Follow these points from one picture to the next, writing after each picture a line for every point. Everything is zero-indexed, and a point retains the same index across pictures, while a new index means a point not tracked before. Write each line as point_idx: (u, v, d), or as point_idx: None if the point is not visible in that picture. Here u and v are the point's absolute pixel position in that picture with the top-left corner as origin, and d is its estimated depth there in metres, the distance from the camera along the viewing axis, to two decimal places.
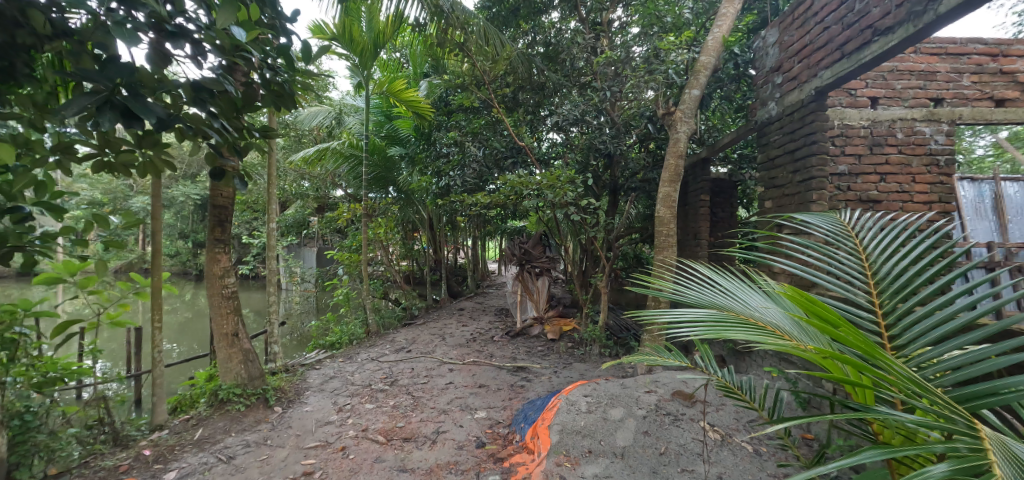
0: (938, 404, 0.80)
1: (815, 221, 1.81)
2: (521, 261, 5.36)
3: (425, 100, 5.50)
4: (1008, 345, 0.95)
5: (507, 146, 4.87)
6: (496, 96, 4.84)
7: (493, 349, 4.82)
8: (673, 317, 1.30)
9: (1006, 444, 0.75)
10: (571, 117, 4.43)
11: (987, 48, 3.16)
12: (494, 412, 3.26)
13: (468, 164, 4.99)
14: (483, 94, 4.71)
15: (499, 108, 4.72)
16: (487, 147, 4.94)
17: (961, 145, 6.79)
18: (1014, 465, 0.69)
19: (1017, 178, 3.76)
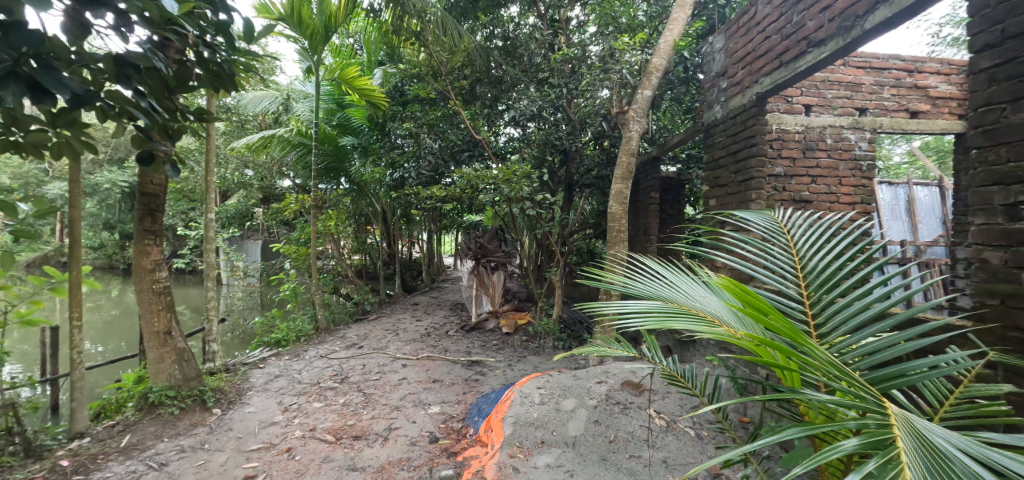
0: (854, 386, 0.88)
1: (753, 218, 1.92)
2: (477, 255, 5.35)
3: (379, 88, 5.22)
4: (915, 332, 1.08)
5: (464, 139, 4.77)
6: (453, 88, 4.72)
7: (447, 344, 4.78)
8: (622, 309, 1.32)
9: (909, 420, 0.84)
10: (528, 111, 4.48)
11: (903, 65, 3.49)
12: (448, 407, 3.24)
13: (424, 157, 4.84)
14: (439, 85, 4.60)
15: (456, 100, 4.64)
16: (443, 140, 4.83)
17: (881, 152, 7.50)
18: (914, 437, 0.78)
19: (927, 183, 4.19)
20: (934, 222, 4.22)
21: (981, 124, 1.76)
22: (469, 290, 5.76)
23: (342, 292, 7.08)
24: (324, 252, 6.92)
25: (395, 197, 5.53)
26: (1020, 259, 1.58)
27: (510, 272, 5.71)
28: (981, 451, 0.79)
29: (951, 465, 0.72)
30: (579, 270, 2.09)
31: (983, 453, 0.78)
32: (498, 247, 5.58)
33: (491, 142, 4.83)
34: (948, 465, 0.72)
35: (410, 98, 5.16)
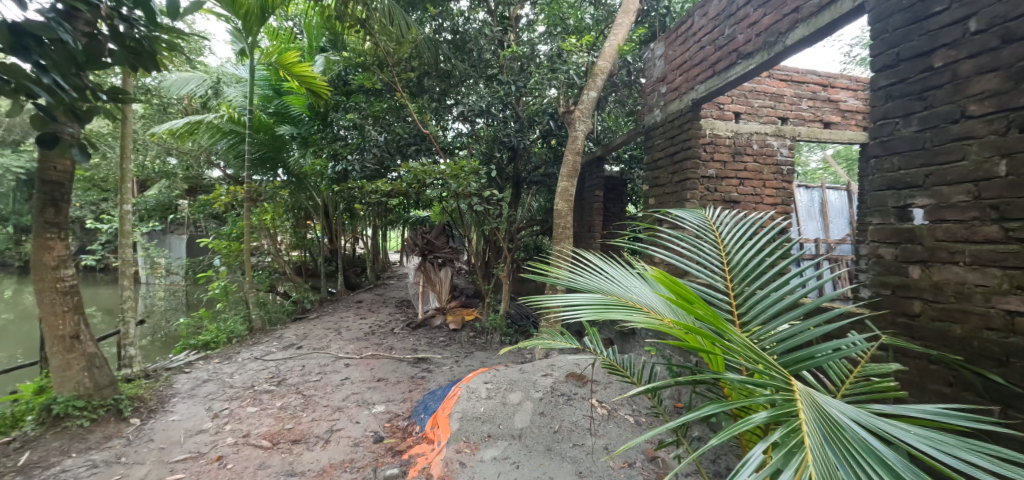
0: (767, 367, 0.98)
1: (687, 216, 2.02)
2: (422, 251, 5.31)
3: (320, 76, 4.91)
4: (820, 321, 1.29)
5: (410, 133, 4.66)
6: (400, 80, 4.60)
7: (393, 342, 4.67)
8: (565, 302, 1.34)
9: (811, 395, 0.95)
10: (476, 107, 4.45)
11: (819, 80, 3.85)
12: (393, 405, 3.18)
13: (368, 149, 4.62)
14: (386, 77, 4.46)
15: (402, 93, 4.52)
16: (389, 133, 4.68)
17: (800, 158, 8.24)
18: (812, 409, 0.88)
19: (837, 187, 4.67)
20: (842, 222, 4.71)
21: (878, 136, 1.98)
22: (416, 287, 5.65)
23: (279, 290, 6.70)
24: (258, 248, 6.62)
25: (337, 190, 5.30)
26: (907, 254, 1.82)
27: (457, 268, 5.67)
28: (870, 420, 0.91)
29: (843, 433, 0.84)
30: (524, 266, 2.12)
31: (870, 422, 0.90)
32: (446, 243, 5.57)
33: (439, 137, 4.76)
34: (840, 432, 0.83)
35: (353, 88, 4.95)
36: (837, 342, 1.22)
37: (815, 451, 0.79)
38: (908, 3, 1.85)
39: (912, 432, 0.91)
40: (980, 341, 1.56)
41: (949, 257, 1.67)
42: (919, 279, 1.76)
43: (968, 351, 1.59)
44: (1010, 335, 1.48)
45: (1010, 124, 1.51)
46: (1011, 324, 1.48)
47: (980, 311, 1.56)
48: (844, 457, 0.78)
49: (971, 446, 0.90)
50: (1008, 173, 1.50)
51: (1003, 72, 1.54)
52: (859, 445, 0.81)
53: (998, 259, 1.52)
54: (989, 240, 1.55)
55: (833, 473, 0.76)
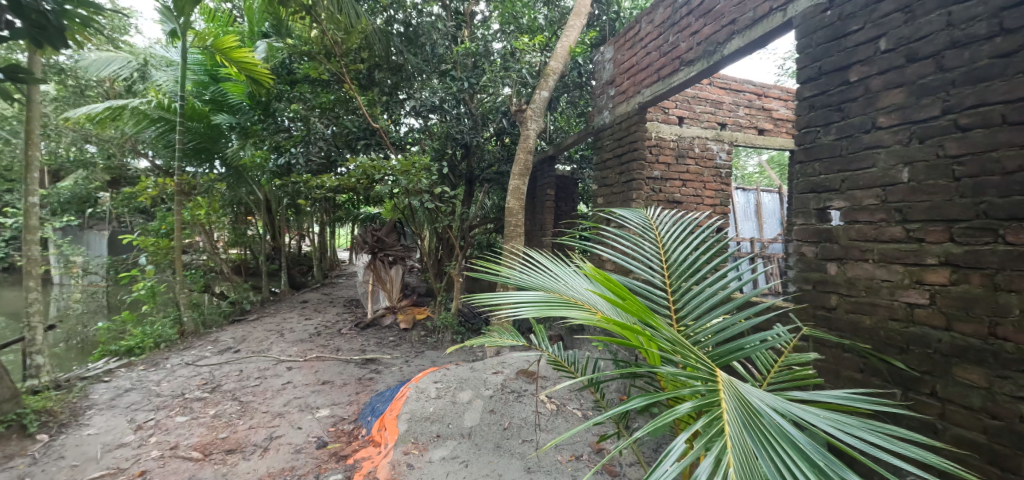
0: (693, 358, 1.02)
1: (629, 215, 2.07)
2: (372, 249, 5.08)
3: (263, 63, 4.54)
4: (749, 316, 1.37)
5: (360, 127, 4.52)
6: (349, 71, 4.43)
7: (340, 343, 4.51)
8: (507, 300, 1.34)
9: (734, 384, 1.00)
10: (429, 103, 4.41)
11: (754, 89, 4.10)
12: (338, 409, 3.06)
13: (314, 141, 4.41)
14: (333, 67, 4.27)
15: (351, 85, 4.36)
16: (337, 126, 4.51)
17: (739, 162, 8.77)
18: (733, 397, 0.93)
19: (770, 190, 5.01)
20: (774, 222, 5.06)
21: (802, 143, 2.13)
22: (365, 286, 5.47)
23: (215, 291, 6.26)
24: (191, 245, 6.13)
25: (279, 185, 5.02)
26: (826, 252, 1.97)
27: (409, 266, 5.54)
28: (784, 406, 0.98)
29: (759, 419, 0.89)
30: (474, 264, 2.10)
31: (785, 408, 0.97)
32: (397, 241, 5.37)
33: (389, 132, 4.64)
34: (757, 418, 0.88)
35: (297, 76, 4.72)
36: (762, 334, 1.31)
37: (733, 439, 0.82)
38: (828, 22, 2.01)
39: (821, 415, 0.98)
40: (885, 330, 1.73)
41: (860, 255, 1.83)
42: (836, 274, 1.92)
43: (876, 339, 1.75)
44: (911, 324, 1.65)
45: (912, 135, 1.68)
46: (911, 315, 1.65)
47: (885, 303, 1.74)
48: (760, 442, 0.83)
49: (870, 427, 0.98)
50: (910, 179, 1.68)
51: (907, 88, 1.71)
52: (773, 430, 0.87)
53: (902, 257, 1.69)
54: (894, 240, 1.72)
55: (750, 459, 0.80)
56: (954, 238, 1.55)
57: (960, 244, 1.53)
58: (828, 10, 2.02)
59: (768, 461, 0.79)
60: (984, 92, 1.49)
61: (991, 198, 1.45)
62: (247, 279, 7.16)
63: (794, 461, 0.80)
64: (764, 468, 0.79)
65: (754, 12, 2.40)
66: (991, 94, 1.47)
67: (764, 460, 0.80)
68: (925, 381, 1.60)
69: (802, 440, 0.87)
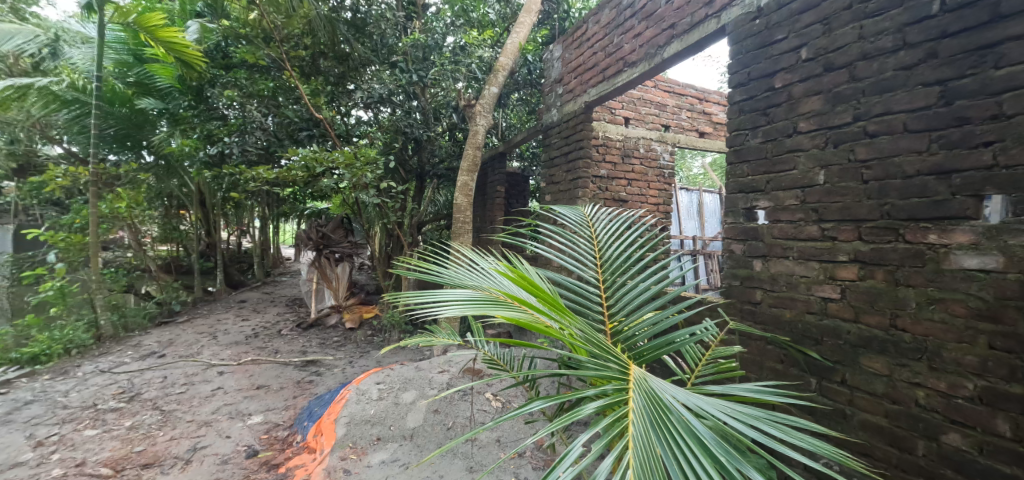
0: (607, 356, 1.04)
1: (567, 213, 2.08)
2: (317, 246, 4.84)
3: (194, 45, 4.25)
4: (679, 312, 1.40)
5: (303, 117, 4.33)
6: (290, 58, 4.23)
7: (279, 344, 4.30)
8: (428, 297, 1.30)
9: (644, 381, 1.01)
10: (376, 94, 4.30)
11: (696, 94, 4.27)
12: (272, 415, 2.91)
13: (251, 132, 4.19)
14: (272, 52, 4.05)
15: (292, 73, 4.15)
16: (278, 116, 4.32)
17: (684, 163, 9.17)
18: (641, 395, 0.94)
19: (711, 191, 5.24)
20: (715, 222, 5.30)
21: (732, 145, 2.22)
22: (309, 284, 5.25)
23: (140, 290, 5.80)
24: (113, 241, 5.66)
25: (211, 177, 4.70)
26: (752, 250, 2.07)
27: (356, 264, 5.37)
28: (693, 400, 1.00)
29: (667, 415, 0.89)
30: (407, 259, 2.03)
31: (694, 403, 0.99)
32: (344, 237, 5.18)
33: (334, 123, 4.46)
34: (665, 414, 0.89)
35: (231, 61, 4.46)
36: (688, 330, 1.35)
37: (637, 440, 0.82)
38: (757, 30, 2.10)
39: (728, 408, 1.02)
40: (803, 322, 1.84)
41: (782, 252, 1.94)
42: (761, 271, 2.02)
43: (794, 332, 1.86)
44: (824, 317, 1.76)
45: (828, 140, 1.79)
46: (825, 308, 1.77)
47: (803, 297, 1.85)
48: (665, 438, 0.83)
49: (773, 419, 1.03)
50: (826, 181, 1.79)
51: (824, 95, 1.82)
52: (679, 426, 0.87)
53: (817, 254, 1.81)
54: (812, 238, 1.83)
55: (655, 457, 0.80)
56: (862, 236, 1.67)
57: (866, 242, 1.65)
58: (756, 19, 2.11)
59: (671, 458, 0.80)
60: (889, 101, 1.61)
61: (893, 200, 1.58)
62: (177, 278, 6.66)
63: (697, 457, 0.81)
64: (666, 465, 0.79)
65: (691, 17, 2.48)
66: (895, 104, 1.59)
67: (668, 457, 0.80)
68: (836, 370, 1.72)
69: (707, 435, 0.89)
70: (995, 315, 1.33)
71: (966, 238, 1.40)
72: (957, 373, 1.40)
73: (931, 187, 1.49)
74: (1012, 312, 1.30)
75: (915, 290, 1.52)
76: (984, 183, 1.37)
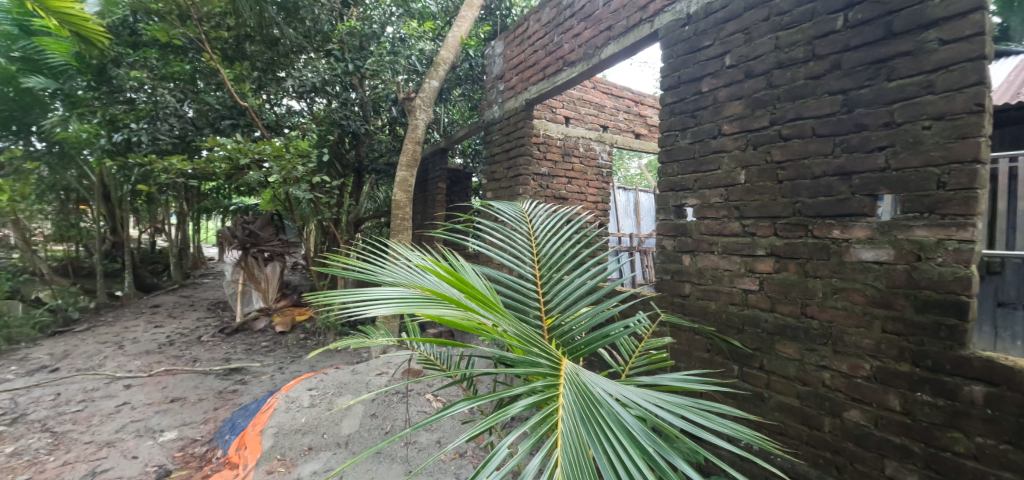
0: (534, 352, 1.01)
1: (505, 209, 2.06)
2: (243, 244, 4.63)
3: (95, 18, 3.79)
4: (614, 305, 1.42)
5: (225, 104, 4.12)
6: (210, 39, 3.91)
7: (199, 352, 3.95)
8: (352, 297, 1.20)
9: (576, 375, 1.00)
10: (308, 84, 4.08)
11: (632, 96, 4.43)
12: (188, 429, 2.66)
13: (164, 118, 3.93)
14: (189, 32, 3.73)
15: (213, 55, 3.84)
16: (197, 104, 4.09)
17: (621, 163, 9.60)
18: (572, 390, 0.92)
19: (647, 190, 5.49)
20: (651, 220, 5.55)
21: (664, 146, 2.31)
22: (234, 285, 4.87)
23: (28, 296, 5.11)
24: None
25: (114, 166, 4.34)
26: (681, 245, 2.17)
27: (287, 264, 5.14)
28: (624, 392, 1.00)
29: (597, 410, 0.87)
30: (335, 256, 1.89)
31: (624, 395, 0.98)
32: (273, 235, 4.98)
33: (262, 113, 4.28)
34: (595, 409, 0.86)
35: (142, 39, 4.07)
36: (622, 322, 1.37)
37: (567, 437, 0.79)
38: (686, 36, 2.20)
39: (657, 399, 1.03)
40: (726, 313, 1.95)
41: (708, 247, 2.04)
42: (689, 265, 2.12)
43: (719, 322, 1.97)
44: (745, 307, 1.88)
45: (748, 142, 1.91)
46: (746, 299, 1.88)
47: (726, 290, 1.96)
48: (595, 432, 0.81)
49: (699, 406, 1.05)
50: (746, 181, 1.91)
51: (745, 100, 1.93)
52: (609, 419, 0.86)
53: (738, 249, 1.92)
54: (734, 233, 1.94)
55: (584, 452, 0.77)
56: (777, 232, 1.79)
57: (781, 237, 1.78)
58: (686, 25, 2.21)
59: (601, 453, 0.77)
60: (801, 107, 1.74)
61: (804, 199, 1.71)
62: (76, 281, 5.93)
63: (626, 449, 0.79)
64: (595, 459, 0.77)
65: (627, 20, 2.55)
66: (805, 110, 1.72)
67: (597, 452, 0.77)
68: (756, 357, 1.84)
69: (636, 428, 0.88)
70: (887, 302, 1.48)
71: (863, 233, 1.54)
72: (857, 356, 1.54)
73: (835, 187, 1.62)
74: (901, 299, 1.45)
75: (821, 281, 1.65)
76: (878, 184, 1.52)
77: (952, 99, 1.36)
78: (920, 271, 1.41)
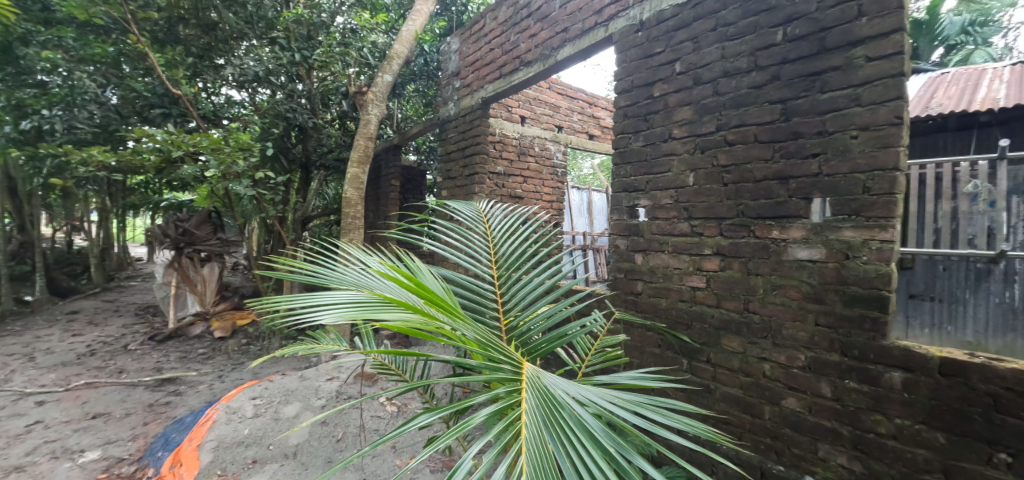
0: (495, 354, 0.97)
1: (461, 209, 2.02)
2: (176, 243, 4.32)
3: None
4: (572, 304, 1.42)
5: (155, 91, 3.83)
6: (137, 20, 3.59)
7: (126, 362, 3.63)
8: (299, 304, 1.10)
9: (537, 378, 0.97)
10: (249, 73, 3.85)
11: (586, 98, 4.50)
12: (114, 448, 2.43)
13: (82, 105, 3.65)
14: (112, 11, 3.41)
15: (140, 38, 3.52)
16: (122, 90, 3.78)
17: (574, 163, 9.83)
18: (534, 394, 0.89)
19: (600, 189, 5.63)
20: (603, 218, 5.70)
21: (617, 147, 2.36)
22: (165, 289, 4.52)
23: None
24: None
25: (21, 155, 3.92)
26: (633, 244, 2.23)
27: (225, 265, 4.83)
28: (582, 393, 0.99)
29: (558, 412, 0.85)
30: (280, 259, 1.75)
31: (583, 395, 0.98)
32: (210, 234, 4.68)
33: (197, 101, 3.99)
34: (556, 411, 0.84)
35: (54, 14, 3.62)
36: (581, 322, 1.37)
37: (530, 442, 0.76)
38: (639, 41, 2.25)
39: (614, 397, 1.03)
40: (676, 309, 2.02)
41: (659, 247, 2.11)
42: (641, 264, 2.18)
43: (669, 318, 2.04)
44: (694, 304, 1.96)
45: (696, 146, 1.98)
46: (694, 297, 1.96)
47: (676, 287, 2.03)
48: (558, 435, 0.78)
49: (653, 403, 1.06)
50: (694, 183, 1.98)
51: (693, 106, 2.00)
52: (570, 420, 0.84)
53: (687, 248, 2.00)
54: (683, 233, 2.01)
55: (549, 456, 0.75)
56: (722, 232, 1.87)
57: (725, 237, 1.86)
58: (639, 31, 2.26)
59: (565, 457, 0.75)
60: (744, 115, 1.82)
61: (747, 201, 1.80)
62: None
63: (588, 450, 0.78)
64: (559, 463, 0.75)
65: (583, 23, 2.58)
66: (748, 117, 1.81)
67: (561, 456, 0.75)
68: (703, 351, 1.92)
69: (596, 428, 0.87)
70: (819, 298, 1.59)
71: (800, 233, 1.64)
72: (793, 347, 1.64)
73: (774, 190, 1.72)
74: (832, 295, 1.56)
75: (762, 278, 1.75)
76: (812, 188, 1.62)
77: (876, 111, 1.47)
78: (849, 268, 1.52)
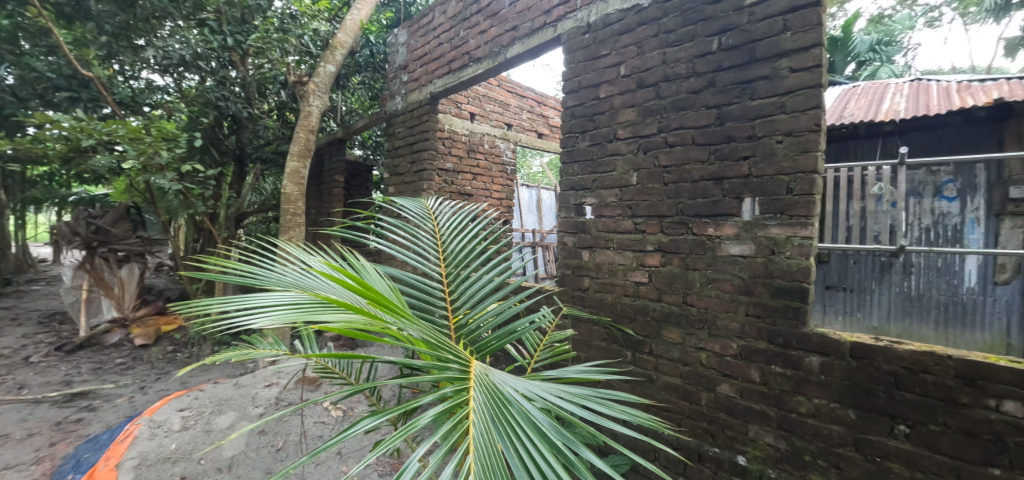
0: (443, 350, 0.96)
1: (408, 206, 1.97)
2: (87, 242, 3.93)
3: None
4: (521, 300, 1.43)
5: (60, 72, 3.45)
6: None
7: (27, 376, 3.23)
8: (232, 306, 1.01)
9: (485, 376, 0.96)
10: (173, 55, 3.56)
11: (535, 97, 4.57)
12: (13, 472, 2.16)
13: None
14: None
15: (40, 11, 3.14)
16: (18, 69, 3.37)
17: (524, 160, 9.95)
18: (482, 392, 0.88)
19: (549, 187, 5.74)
20: (553, 216, 5.82)
21: (565, 147, 2.41)
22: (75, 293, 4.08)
23: None
24: None
25: None
26: (580, 241, 2.29)
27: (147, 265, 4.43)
28: (530, 388, 1.00)
29: (506, 408, 0.85)
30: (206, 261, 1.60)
31: (530, 390, 0.99)
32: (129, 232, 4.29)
33: (112, 85, 3.69)
34: (504, 407, 0.85)
35: None
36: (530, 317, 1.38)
37: (478, 440, 0.75)
38: (586, 43, 2.31)
39: (561, 391, 1.05)
40: (621, 304, 2.10)
41: (605, 243, 2.18)
42: (588, 260, 2.25)
43: (615, 313, 2.11)
44: (637, 298, 2.04)
45: (639, 147, 2.07)
46: (638, 291, 2.04)
47: (621, 282, 2.11)
48: (506, 432, 0.79)
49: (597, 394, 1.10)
50: (637, 182, 2.07)
51: (637, 108, 2.09)
52: (518, 417, 0.85)
53: (631, 245, 2.08)
54: (626, 231, 2.10)
55: (497, 453, 0.74)
56: (663, 229, 1.97)
57: (666, 235, 1.96)
58: (586, 33, 2.32)
59: (513, 453, 0.75)
60: (683, 118, 1.92)
61: (685, 200, 1.90)
62: None
63: (535, 445, 0.79)
64: (507, 460, 0.75)
65: (532, 23, 2.60)
66: (686, 121, 1.91)
67: (509, 452, 0.76)
68: (647, 343, 2.00)
69: (544, 422, 0.88)
70: (749, 290, 1.71)
71: (732, 230, 1.76)
72: (727, 337, 1.76)
73: (710, 190, 1.83)
74: (760, 287, 1.68)
75: (699, 273, 1.85)
76: (743, 188, 1.74)
77: (798, 118, 1.61)
78: (775, 263, 1.65)
